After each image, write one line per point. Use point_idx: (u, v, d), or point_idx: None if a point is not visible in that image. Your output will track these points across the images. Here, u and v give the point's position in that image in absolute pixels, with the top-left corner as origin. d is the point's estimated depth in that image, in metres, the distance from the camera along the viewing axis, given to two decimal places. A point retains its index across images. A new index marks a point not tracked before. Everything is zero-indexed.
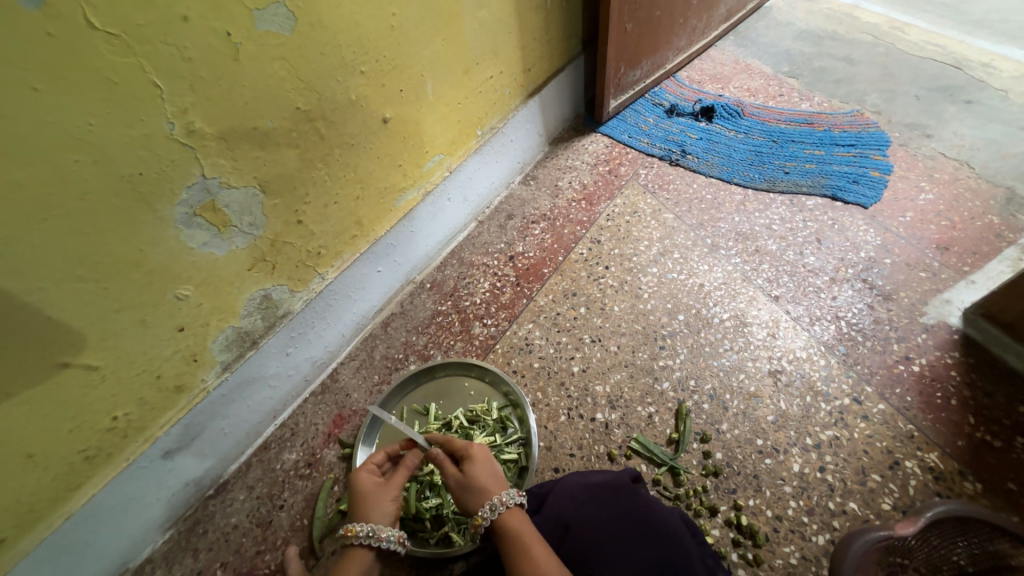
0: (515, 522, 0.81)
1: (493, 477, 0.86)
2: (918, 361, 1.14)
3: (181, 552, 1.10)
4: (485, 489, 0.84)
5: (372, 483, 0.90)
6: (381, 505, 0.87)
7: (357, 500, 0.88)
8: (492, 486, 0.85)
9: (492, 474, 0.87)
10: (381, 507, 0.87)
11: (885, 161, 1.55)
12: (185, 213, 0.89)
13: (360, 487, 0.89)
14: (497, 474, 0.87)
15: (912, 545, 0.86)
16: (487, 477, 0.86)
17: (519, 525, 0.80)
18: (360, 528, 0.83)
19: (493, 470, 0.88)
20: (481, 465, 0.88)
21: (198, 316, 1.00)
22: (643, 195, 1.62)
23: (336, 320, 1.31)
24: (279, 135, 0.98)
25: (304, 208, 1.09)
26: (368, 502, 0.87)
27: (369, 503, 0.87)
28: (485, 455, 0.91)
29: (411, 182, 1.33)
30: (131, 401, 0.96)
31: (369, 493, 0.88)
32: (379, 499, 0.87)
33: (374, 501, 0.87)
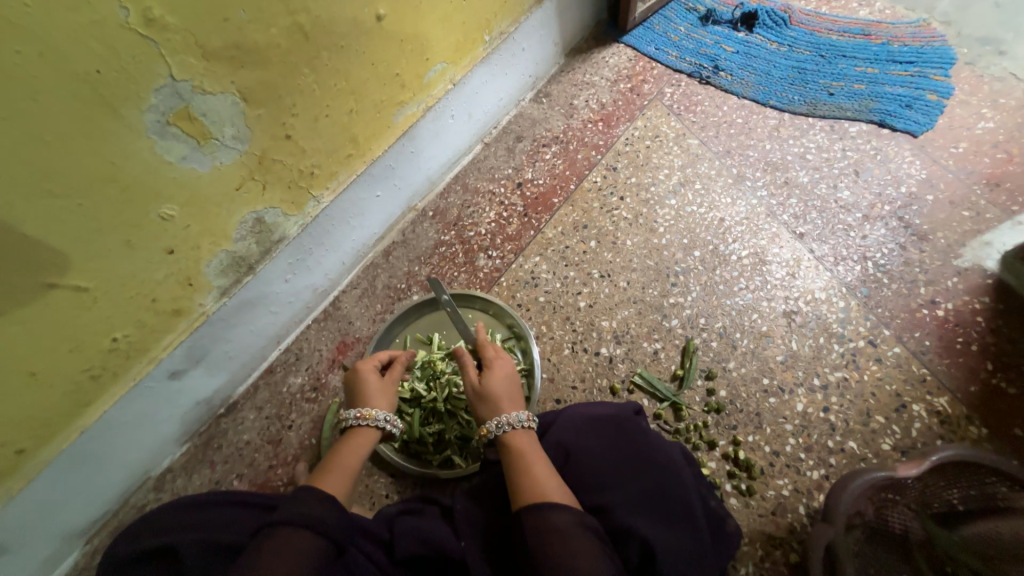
0: (522, 441, 0.84)
1: (510, 396, 0.91)
2: (944, 305, 1.08)
3: (198, 464, 1.16)
4: (497, 404, 0.89)
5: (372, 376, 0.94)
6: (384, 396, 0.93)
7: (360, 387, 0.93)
8: (506, 403, 0.89)
9: (509, 393, 0.91)
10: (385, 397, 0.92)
11: (946, 83, 1.37)
12: (157, 121, 0.80)
13: (363, 376, 0.93)
14: (513, 394, 0.91)
15: (908, 484, 0.85)
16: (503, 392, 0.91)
17: (523, 444, 0.83)
18: (379, 413, 0.89)
19: (512, 387, 0.92)
20: (500, 380, 0.92)
21: (187, 239, 0.94)
22: (666, 117, 1.46)
23: (335, 247, 1.26)
24: (255, 31, 0.85)
25: (292, 121, 0.99)
26: (370, 391, 0.92)
27: (374, 391, 0.92)
28: (507, 373, 0.95)
29: (410, 95, 1.20)
30: (128, 323, 0.94)
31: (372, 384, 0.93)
32: (384, 393, 0.93)
33: (377, 391, 0.93)
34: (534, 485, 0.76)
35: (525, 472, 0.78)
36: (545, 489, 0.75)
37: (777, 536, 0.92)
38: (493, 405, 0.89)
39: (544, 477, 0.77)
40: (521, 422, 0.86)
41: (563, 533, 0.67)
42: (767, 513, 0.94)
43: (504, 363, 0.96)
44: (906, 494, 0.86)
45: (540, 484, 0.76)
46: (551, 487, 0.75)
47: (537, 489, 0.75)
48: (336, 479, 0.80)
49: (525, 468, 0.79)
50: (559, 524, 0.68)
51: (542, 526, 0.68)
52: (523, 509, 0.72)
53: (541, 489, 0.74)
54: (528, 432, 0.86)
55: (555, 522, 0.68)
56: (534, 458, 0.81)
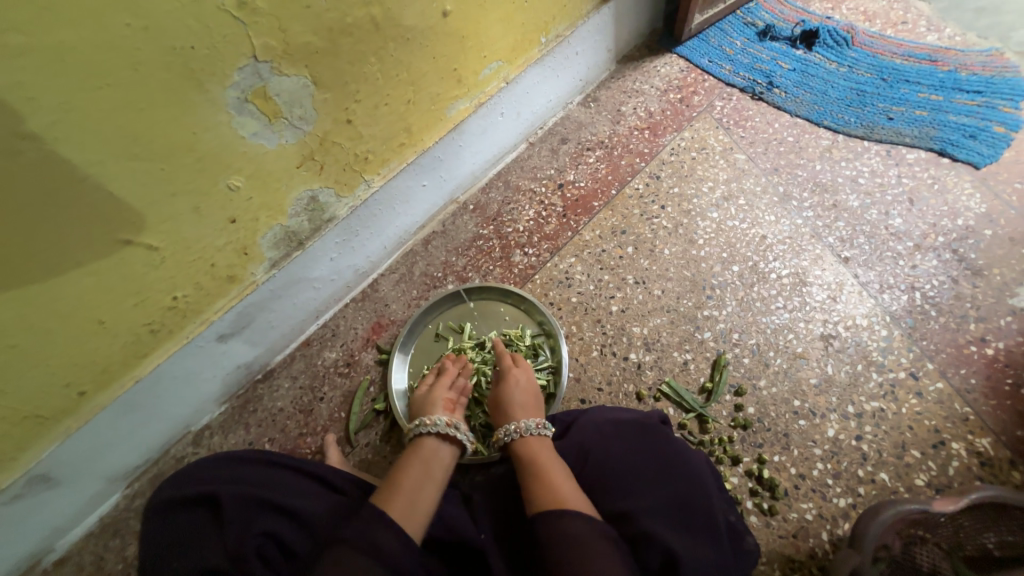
0: (534, 446, 0.86)
1: (523, 407, 0.93)
2: (994, 344, 1.04)
3: (234, 424, 1.22)
4: (509, 414, 0.92)
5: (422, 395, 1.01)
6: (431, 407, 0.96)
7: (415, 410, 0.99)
8: (516, 414, 0.92)
9: (525, 402, 0.94)
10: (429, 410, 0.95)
11: (1016, 115, 1.31)
12: (236, 97, 0.85)
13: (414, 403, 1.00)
14: (526, 405, 0.93)
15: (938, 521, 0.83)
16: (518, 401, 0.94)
17: (537, 450, 0.85)
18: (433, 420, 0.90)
19: (530, 397, 0.96)
20: (517, 391, 0.96)
21: (248, 210, 1.00)
22: (715, 130, 1.46)
23: (379, 231, 1.30)
24: (332, 18, 0.89)
25: (354, 107, 1.03)
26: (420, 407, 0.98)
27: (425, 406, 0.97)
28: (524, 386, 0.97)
29: (464, 91, 1.24)
30: (188, 284, 1.00)
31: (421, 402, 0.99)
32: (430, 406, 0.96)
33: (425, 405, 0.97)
34: (549, 491, 0.77)
35: (541, 479, 0.79)
36: (560, 495, 0.76)
37: (796, 559, 0.90)
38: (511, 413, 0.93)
39: (559, 483, 0.78)
40: (530, 429, 0.88)
41: (580, 540, 0.68)
42: (788, 536, 0.92)
43: (523, 378, 0.99)
44: (935, 531, 0.84)
45: (556, 489, 0.77)
46: (566, 492, 0.76)
47: (552, 494, 0.76)
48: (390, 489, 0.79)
49: (541, 475, 0.80)
50: (576, 531, 0.69)
51: (558, 533, 0.70)
52: (538, 516, 0.73)
53: (557, 495, 0.76)
54: (540, 438, 0.88)
55: (573, 530, 0.70)
56: (549, 464, 0.82)
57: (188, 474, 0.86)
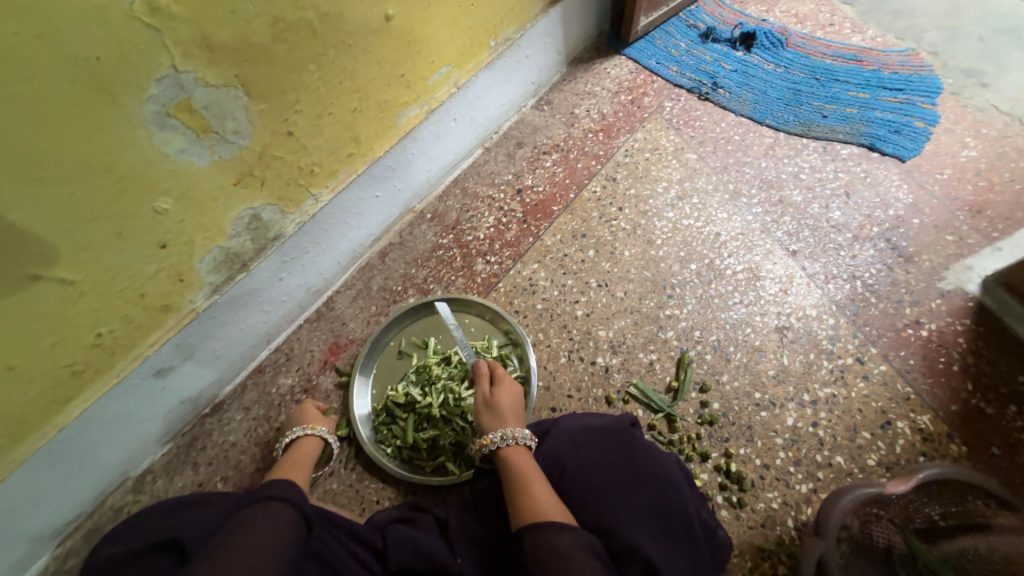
0: (522, 459, 0.84)
1: (515, 414, 0.93)
2: (928, 326, 1.12)
3: (180, 465, 1.12)
4: (500, 417, 0.91)
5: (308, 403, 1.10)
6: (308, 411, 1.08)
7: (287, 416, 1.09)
8: (509, 421, 0.91)
9: (516, 410, 0.93)
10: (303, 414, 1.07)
11: (933, 111, 1.42)
12: (156, 111, 0.77)
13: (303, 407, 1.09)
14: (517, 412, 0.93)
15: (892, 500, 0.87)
16: (510, 404, 0.94)
17: (526, 466, 0.82)
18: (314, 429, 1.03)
19: (518, 401, 0.95)
20: (508, 395, 0.95)
21: (181, 233, 0.91)
22: (666, 131, 1.48)
23: (331, 246, 1.24)
24: (263, 24, 0.83)
25: (295, 117, 0.97)
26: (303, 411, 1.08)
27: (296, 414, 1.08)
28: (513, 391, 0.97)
29: (414, 97, 1.19)
30: (115, 318, 0.90)
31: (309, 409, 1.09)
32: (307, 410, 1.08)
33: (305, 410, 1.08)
34: (533, 505, 0.74)
35: (526, 495, 0.77)
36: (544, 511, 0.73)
37: (766, 548, 0.93)
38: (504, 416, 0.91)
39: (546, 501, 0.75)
40: (524, 438, 0.87)
41: (564, 551, 0.65)
42: (757, 526, 0.95)
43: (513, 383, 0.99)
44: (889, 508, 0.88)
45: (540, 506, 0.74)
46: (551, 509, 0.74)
47: (536, 510, 0.73)
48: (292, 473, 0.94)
49: (526, 491, 0.77)
50: (560, 543, 0.66)
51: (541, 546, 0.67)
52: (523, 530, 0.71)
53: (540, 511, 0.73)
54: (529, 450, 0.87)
55: (556, 543, 0.67)
56: (534, 478, 0.79)
57: (146, 521, 0.80)
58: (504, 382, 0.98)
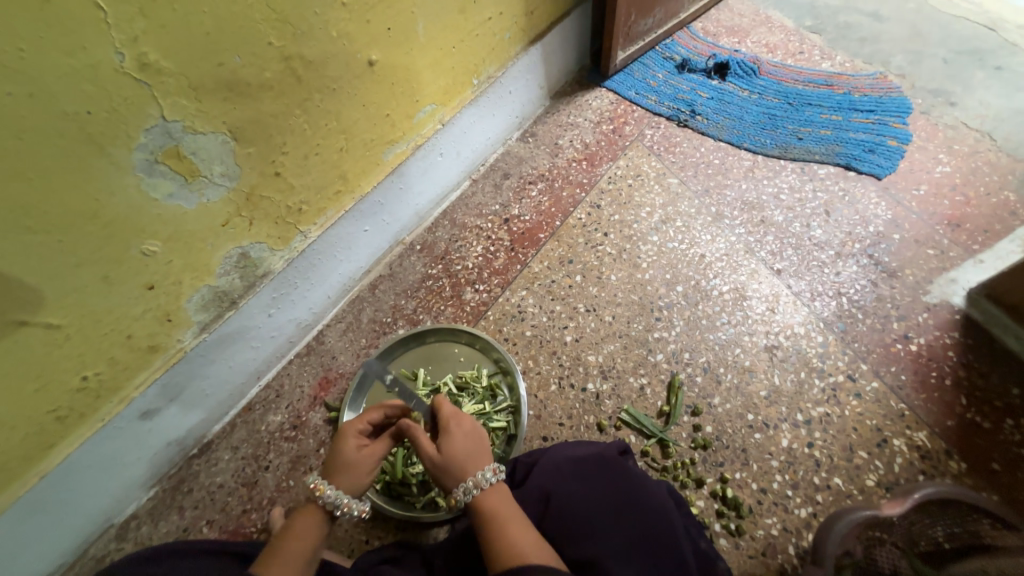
0: (493, 499, 0.78)
1: (473, 454, 0.82)
2: (917, 340, 1.12)
3: (166, 509, 1.09)
4: (460, 467, 0.80)
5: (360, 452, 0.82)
6: (358, 473, 0.81)
7: (335, 467, 0.81)
8: (468, 465, 0.80)
9: (472, 450, 0.83)
10: (359, 476, 0.81)
11: (904, 130, 1.46)
12: (145, 159, 0.80)
13: (342, 449, 0.82)
14: (475, 452, 0.82)
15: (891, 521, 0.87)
16: (470, 449, 0.82)
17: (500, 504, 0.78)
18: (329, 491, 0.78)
19: (477, 440, 0.84)
20: (463, 438, 0.84)
21: (168, 274, 0.93)
22: (647, 158, 1.53)
23: (321, 281, 1.25)
24: (249, 74, 0.87)
25: (282, 159, 1.00)
26: (348, 467, 0.81)
27: (347, 470, 0.80)
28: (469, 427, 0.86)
29: (400, 134, 1.23)
30: (101, 360, 0.91)
31: (361, 465, 0.81)
32: (358, 471, 0.81)
33: (354, 469, 0.81)
34: (510, 546, 0.73)
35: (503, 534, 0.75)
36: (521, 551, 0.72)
37: None
38: (466, 464, 0.80)
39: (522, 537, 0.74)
40: (489, 480, 0.79)
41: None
42: (757, 555, 0.92)
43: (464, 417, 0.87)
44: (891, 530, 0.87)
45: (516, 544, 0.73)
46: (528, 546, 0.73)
47: (514, 550, 0.72)
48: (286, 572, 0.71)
49: (502, 530, 0.75)
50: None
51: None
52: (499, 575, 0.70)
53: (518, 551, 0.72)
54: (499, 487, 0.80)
55: None
56: (510, 514, 0.77)
57: None
58: (457, 423, 0.85)
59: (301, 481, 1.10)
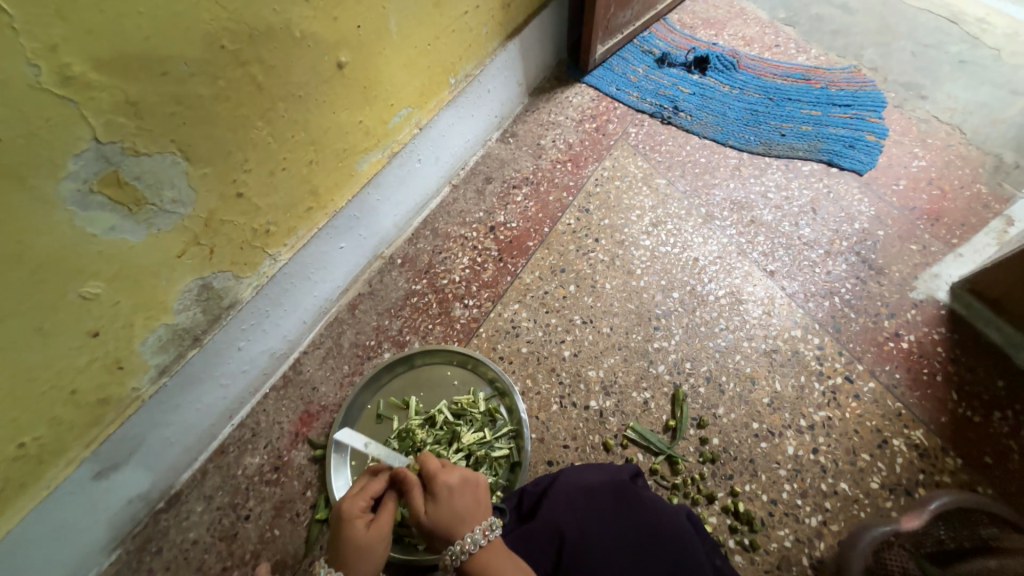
0: (488, 557, 0.71)
1: (465, 512, 0.73)
2: (907, 337, 1.13)
3: (133, 574, 0.98)
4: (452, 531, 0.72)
5: (368, 529, 0.72)
6: (370, 558, 0.70)
7: (343, 554, 0.70)
8: (461, 526, 0.72)
9: (461, 508, 0.73)
10: (369, 563, 0.70)
11: (881, 124, 1.48)
12: (76, 190, 0.68)
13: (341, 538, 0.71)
14: (467, 510, 0.73)
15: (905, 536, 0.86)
16: (466, 506, 0.74)
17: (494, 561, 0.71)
18: None
19: (473, 493, 0.75)
20: (456, 494, 0.74)
21: (116, 317, 0.81)
22: (633, 158, 1.48)
23: (295, 306, 1.14)
24: (201, 84, 0.76)
25: (244, 177, 0.88)
26: (356, 556, 0.70)
27: (357, 557, 0.70)
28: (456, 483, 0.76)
29: (374, 142, 1.13)
30: (40, 422, 0.78)
31: (371, 551, 0.70)
32: (368, 557, 0.70)
33: (365, 553, 0.70)
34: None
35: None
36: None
37: None
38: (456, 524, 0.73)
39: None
40: (484, 539, 0.71)
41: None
42: (772, 569, 0.91)
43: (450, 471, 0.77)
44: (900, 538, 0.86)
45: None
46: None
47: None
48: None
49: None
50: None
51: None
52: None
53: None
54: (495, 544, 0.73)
55: None
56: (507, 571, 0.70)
57: None
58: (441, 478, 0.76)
59: (287, 529, 1.01)
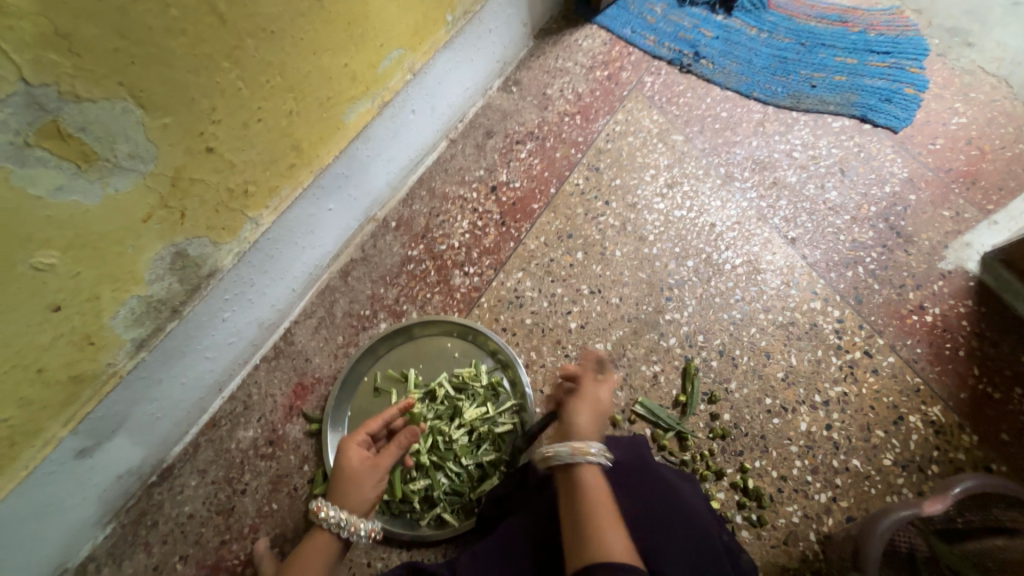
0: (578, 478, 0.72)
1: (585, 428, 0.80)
2: (932, 310, 1.08)
3: (129, 547, 0.96)
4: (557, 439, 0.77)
5: (363, 463, 0.78)
6: (360, 490, 0.77)
7: (338, 482, 0.77)
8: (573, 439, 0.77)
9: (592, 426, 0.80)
10: (362, 492, 0.77)
11: (921, 75, 1.35)
12: (8, 143, 0.59)
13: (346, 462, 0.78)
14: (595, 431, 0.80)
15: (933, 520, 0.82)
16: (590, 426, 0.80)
17: (593, 483, 0.72)
18: (331, 513, 0.74)
19: (599, 419, 0.83)
20: (586, 413, 0.82)
21: (79, 289, 0.73)
22: (648, 111, 1.35)
23: (282, 274, 1.06)
24: (147, 14, 0.64)
25: (213, 129, 0.77)
26: (348, 485, 0.77)
27: (348, 485, 0.77)
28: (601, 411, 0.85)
29: (363, 90, 0.99)
30: (6, 403, 0.71)
31: (365, 485, 0.77)
32: (362, 485, 0.77)
33: (355, 483, 0.77)
34: (598, 537, 0.64)
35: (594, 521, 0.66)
36: (614, 545, 0.63)
37: (790, 566, 0.89)
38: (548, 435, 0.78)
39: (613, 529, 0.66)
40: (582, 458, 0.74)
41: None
42: (779, 544, 0.90)
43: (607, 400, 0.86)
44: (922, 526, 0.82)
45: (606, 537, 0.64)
46: (619, 541, 0.65)
47: (603, 543, 0.64)
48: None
49: (595, 514, 0.67)
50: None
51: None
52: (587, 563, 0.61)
53: (609, 545, 0.63)
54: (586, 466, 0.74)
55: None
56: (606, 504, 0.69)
57: None
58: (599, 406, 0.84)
59: (286, 503, 0.98)
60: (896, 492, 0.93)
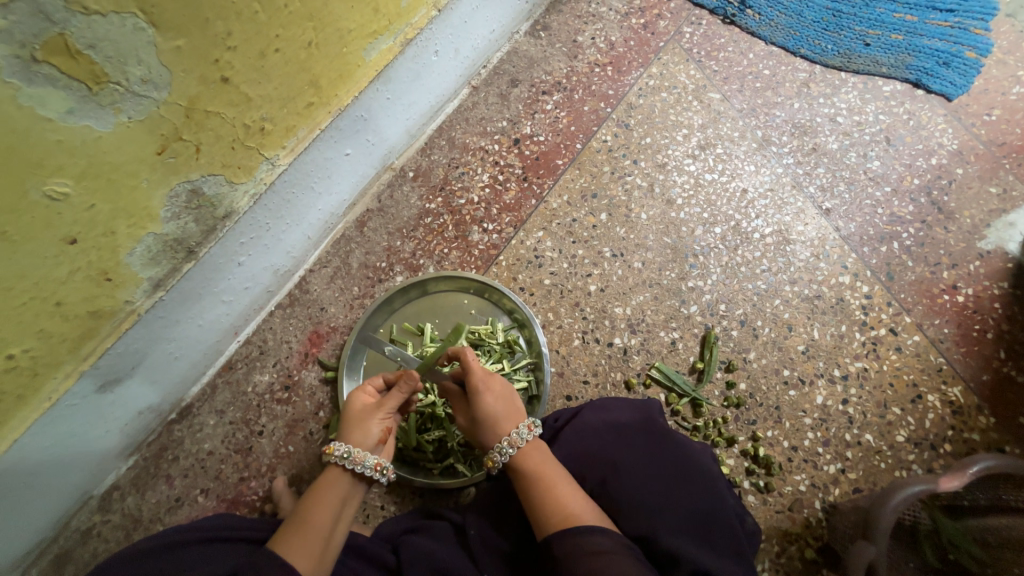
0: (536, 459, 0.73)
1: (507, 411, 0.76)
2: (964, 291, 1.05)
3: (152, 479, 0.99)
4: (493, 426, 0.75)
5: (368, 406, 0.77)
6: (366, 428, 0.75)
7: (344, 424, 0.77)
8: (505, 422, 0.75)
9: (503, 412, 0.76)
10: (366, 435, 0.75)
11: (985, 38, 1.24)
12: (12, 56, 0.55)
13: (352, 409, 0.78)
14: (505, 411, 0.76)
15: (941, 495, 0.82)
16: (501, 411, 0.76)
17: (534, 458, 0.73)
18: (337, 448, 0.73)
19: (509, 401, 0.77)
20: (493, 399, 0.76)
21: (94, 223, 0.70)
22: (685, 65, 1.26)
23: (298, 220, 1.03)
24: None
25: (228, 57, 0.72)
26: (354, 423, 0.76)
27: (352, 425, 0.76)
28: (502, 392, 0.78)
29: (385, 24, 0.92)
30: (25, 335, 0.71)
31: (368, 429, 0.75)
32: (366, 425, 0.75)
33: (360, 422, 0.76)
34: (561, 507, 0.69)
35: (550, 493, 0.70)
36: (574, 510, 0.68)
37: (793, 531, 0.91)
38: (491, 430, 0.75)
39: (568, 492, 0.70)
40: (524, 437, 0.74)
41: (610, 558, 0.62)
42: (784, 509, 0.92)
43: (501, 383, 0.78)
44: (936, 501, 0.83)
45: (567, 504, 0.69)
46: (579, 503, 0.69)
47: (565, 512, 0.68)
48: (309, 537, 0.67)
49: (549, 488, 0.70)
50: (600, 547, 0.63)
51: (578, 551, 0.63)
52: (554, 539, 0.66)
53: (571, 511, 0.68)
54: (536, 442, 0.75)
55: (592, 545, 0.64)
56: (554, 472, 0.72)
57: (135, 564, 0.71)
58: (484, 388, 0.76)
59: (301, 446, 1.01)
60: (906, 468, 0.94)
